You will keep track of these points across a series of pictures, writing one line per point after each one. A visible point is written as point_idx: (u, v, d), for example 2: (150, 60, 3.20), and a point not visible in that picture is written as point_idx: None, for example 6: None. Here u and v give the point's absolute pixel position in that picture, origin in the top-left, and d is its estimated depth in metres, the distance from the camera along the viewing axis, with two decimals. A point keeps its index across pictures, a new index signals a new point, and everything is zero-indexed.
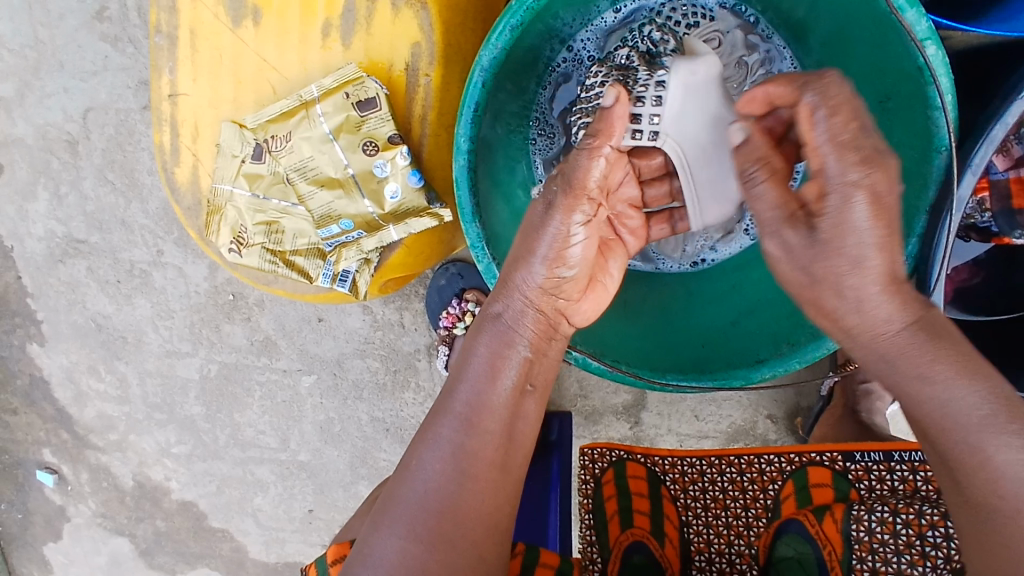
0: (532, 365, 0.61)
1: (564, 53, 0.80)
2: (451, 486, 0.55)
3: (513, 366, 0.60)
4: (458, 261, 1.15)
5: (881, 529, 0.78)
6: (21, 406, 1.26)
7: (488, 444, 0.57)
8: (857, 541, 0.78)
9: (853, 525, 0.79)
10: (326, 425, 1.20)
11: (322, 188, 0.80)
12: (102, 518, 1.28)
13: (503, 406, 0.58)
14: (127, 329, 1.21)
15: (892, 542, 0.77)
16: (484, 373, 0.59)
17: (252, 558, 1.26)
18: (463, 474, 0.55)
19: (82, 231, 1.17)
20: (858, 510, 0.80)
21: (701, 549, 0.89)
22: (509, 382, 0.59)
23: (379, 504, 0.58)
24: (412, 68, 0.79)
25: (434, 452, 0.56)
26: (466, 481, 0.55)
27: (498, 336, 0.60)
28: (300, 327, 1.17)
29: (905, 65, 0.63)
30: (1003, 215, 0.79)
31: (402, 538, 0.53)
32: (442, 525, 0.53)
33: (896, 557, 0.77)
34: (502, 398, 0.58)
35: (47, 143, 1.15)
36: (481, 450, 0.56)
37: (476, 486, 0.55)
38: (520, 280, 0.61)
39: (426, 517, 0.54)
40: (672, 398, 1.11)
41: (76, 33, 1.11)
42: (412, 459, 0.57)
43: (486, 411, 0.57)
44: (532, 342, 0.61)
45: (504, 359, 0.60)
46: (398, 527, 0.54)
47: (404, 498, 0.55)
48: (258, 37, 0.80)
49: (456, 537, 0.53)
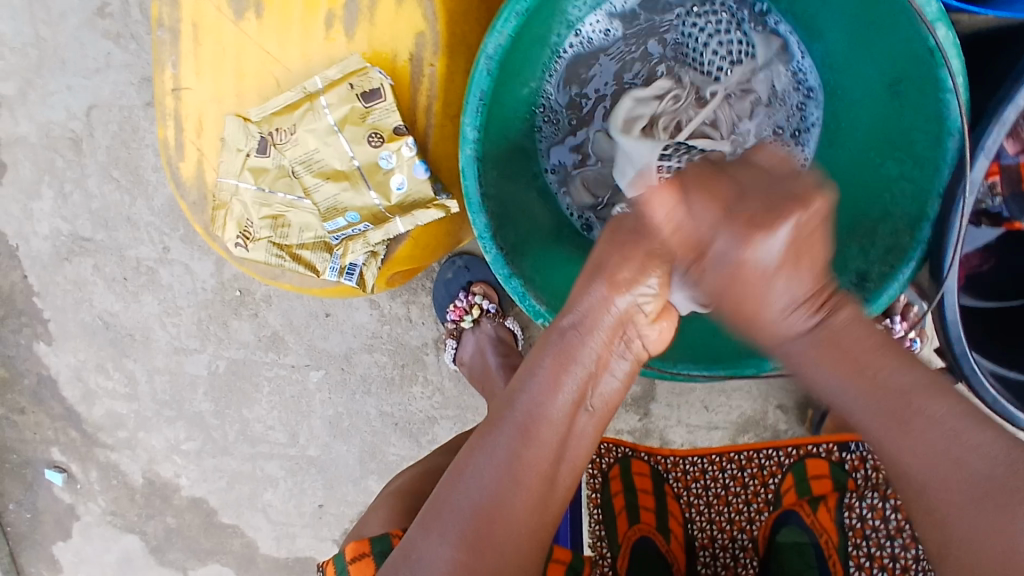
0: (593, 376, 0.60)
1: (570, 39, 0.78)
2: (503, 491, 0.55)
3: (573, 379, 0.59)
4: (465, 254, 1.15)
5: (874, 514, 0.77)
6: (28, 405, 1.26)
7: (543, 456, 0.57)
8: (851, 528, 0.78)
9: (845, 513, 0.79)
10: (335, 420, 1.20)
11: (327, 181, 0.80)
12: (112, 516, 1.28)
13: (559, 418, 0.58)
14: (135, 327, 1.21)
15: (885, 527, 0.76)
16: (546, 384, 0.58)
17: (263, 554, 1.26)
18: (516, 482, 0.55)
19: (87, 229, 1.17)
20: (851, 499, 0.81)
21: (705, 544, 0.89)
22: (569, 392, 0.59)
23: (426, 506, 0.58)
24: (417, 58, 0.78)
25: (490, 457, 0.57)
26: (517, 491, 0.55)
27: (558, 356, 0.59)
28: (308, 322, 1.17)
29: (916, 46, 0.62)
30: (1015, 200, 0.81)
31: (454, 547, 0.54)
32: (490, 531, 0.54)
33: (890, 542, 0.75)
34: (560, 410, 0.58)
35: (51, 141, 1.15)
36: (535, 458, 0.57)
37: (528, 495, 0.56)
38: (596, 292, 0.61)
39: (474, 524, 0.54)
40: (682, 388, 1.10)
41: (77, 30, 1.11)
42: (464, 464, 0.57)
43: (542, 421, 0.58)
44: (597, 354, 0.60)
45: (564, 374, 0.59)
46: (449, 535, 0.54)
47: (455, 503, 0.56)
48: (260, 30, 0.80)
49: (499, 546, 0.54)
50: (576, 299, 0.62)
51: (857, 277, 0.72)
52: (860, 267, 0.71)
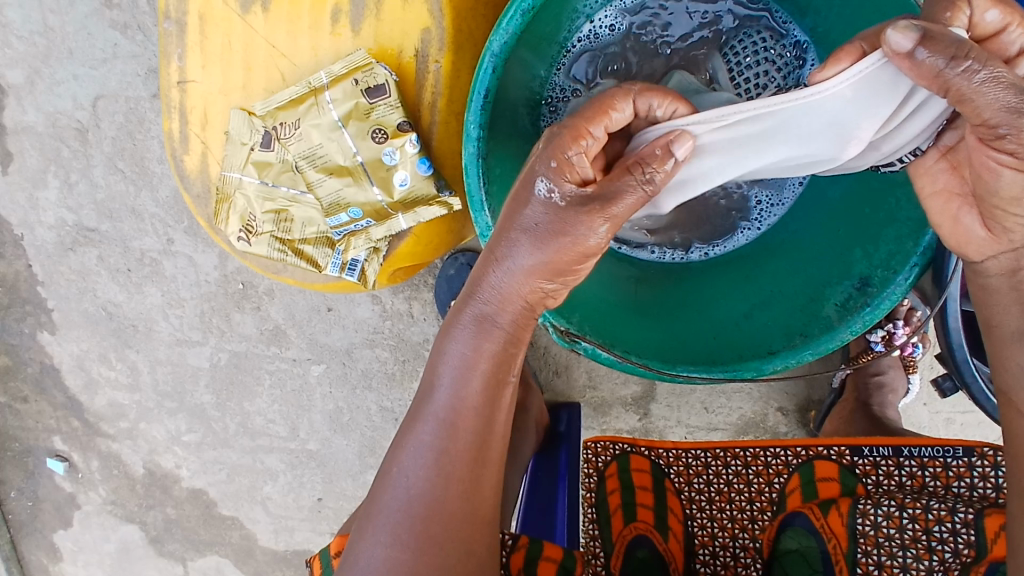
0: (513, 357, 0.59)
1: (581, 32, 0.79)
2: (434, 489, 0.55)
3: (489, 360, 0.57)
4: (468, 251, 1.14)
5: (888, 523, 0.76)
6: (30, 394, 1.27)
7: (469, 446, 0.56)
8: (863, 535, 0.76)
9: (858, 518, 0.77)
10: (336, 414, 1.20)
11: (331, 175, 0.80)
12: (112, 505, 1.29)
13: (482, 403, 0.57)
14: (137, 318, 1.21)
15: (898, 537, 0.75)
16: (458, 372, 0.57)
17: (262, 547, 1.26)
18: (445, 478, 0.56)
19: (92, 220, 1.18)
20: (865, 505, 0.78)
21: (705, 542, 0.88)
22: (489, 376, 0.57)
23: (364, 510, 0.59)
24: (423, 54, 0.78)
25: (416, 457, 0.57)
26: (447, 485, 0.56)
27: (476, 330, 0.57)
28: (310, 317, 1.17)
29: None
30: None
31: (388, 546, 0.55)
32: (428, 529, 0.55)
33: (902, 552, 0.74)
34: (481, 395, 0.57)
35: (57, 130, 1.16)
36: (462, 451, 0.56)
37: (459, 488, 0.56)
38: (502, 280, 0.56)
39: (411, 523, 0.55)
40: (682, 390, 1.10)
41: (85, 20, 1.11)
42: (393, 464, 0.58)
43: (465, 411, 0.56)
44: (512, 332, 0.58)
45: (482, 354, 0.57)
46: (382, 536, 0.55)
47: (389, 504, 0.56)
48: (267, 23, 0.80)
49: (435, 542, 0.54)
50: (478, 284, 0.57)
51: (860, 282, 0.70)
52: (864, 271, 0.70)
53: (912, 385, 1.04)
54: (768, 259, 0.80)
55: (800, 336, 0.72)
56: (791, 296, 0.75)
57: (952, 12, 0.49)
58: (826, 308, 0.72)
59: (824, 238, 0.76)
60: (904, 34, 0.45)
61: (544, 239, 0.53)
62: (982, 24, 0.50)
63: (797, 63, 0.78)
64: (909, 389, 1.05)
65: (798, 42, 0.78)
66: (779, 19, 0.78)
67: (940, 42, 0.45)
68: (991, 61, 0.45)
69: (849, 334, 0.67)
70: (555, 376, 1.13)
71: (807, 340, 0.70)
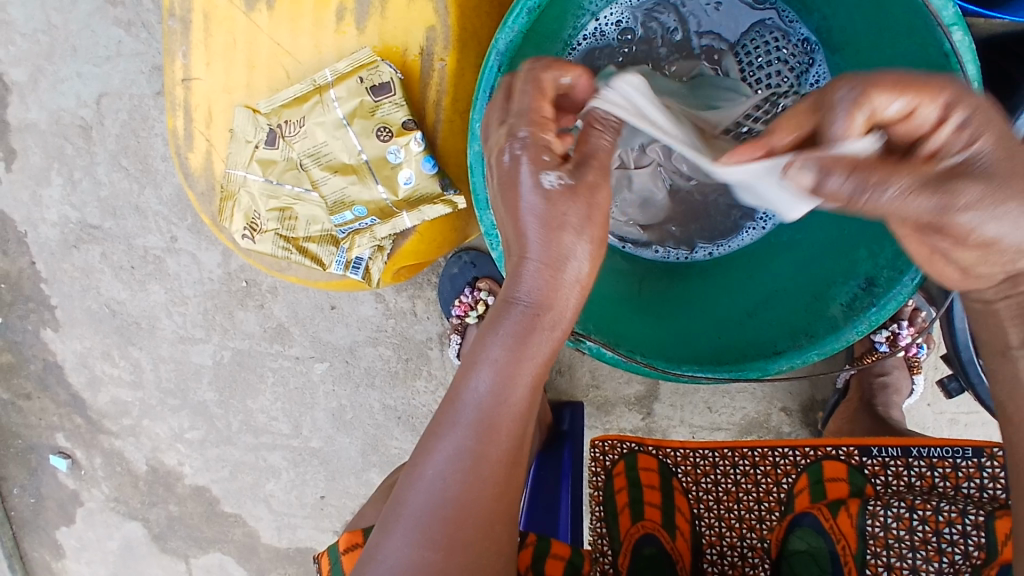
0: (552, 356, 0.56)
1: (585, 32, 0.79)
2: (467, 488, 0.53)
3: (535, 362, 0.54)
4: (471, 249, 1.13)
5: (898, 525, 0.76)
6: (34, 390, 1.27)
7: (505, 446, 0.54)
8: (873, 536, 0.77)
9: (868, 520, 0.77)
10: (339, 412, 1.20)
11: (335, 174, 0.80)
12: (115, 502, 1.29)
13: (521, 403, 0.54)
14: (141, 315, 1.21)
15: (908, 538, 0.76)
16: (503, 370, 0.53)
17: (265, 544, 1.27)
18: (479, 479, 0.53)
19: (96, 217, 1.18)
20: (874, 506, 0.79)
21: (713, 541, 0.88)
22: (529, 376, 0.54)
23: (386, 507, 0.56)
24: (427, 52, 0.78)
25: (449, 454, 0.54)
26: (481, 487, 0.53)
27: (524, 329, 0.53)
28: (313, 315, 1.17)
29: (932, 50, 0.62)
30: None
31: (415, 546, 0.53)
32: (457, 530, 0.53)
33: (911, 553, 0.75)
34: (522, 395, 0.54)
35: (61, 128, 1.16)
36: (498, 451, 0.54)
37: (491, 489, 0.54)
38: (537, 271, 0.53)
39: (439, 523, 0.53)
40: (685, 389, 1.10)
41: (88, 17, 1.11)
42: (423, 462, 0.55)
43: (505, 412, 0.53)
44: (557, 331, 0.55)
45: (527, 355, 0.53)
46: (411, 535, 0.53)
47: (416, 502, 0.54)
48: (271, 21, 0.80)
49: (466, 544, 0.53)
50: (517, 278, 0.53)
51: (866, 282, 0.69)
52: (869, 271, 0.70)
53: (916, 386, 1.04)
54: (772, 259, 0.80)
55: (805, 335, 0.72)
56: (796, 294, 0.76)
57: (844, 117, 0.43)
58: (831, 308, 0.72)
59: (829, 236, 0.76)
60: (800, 177, 0.42)
61: (561, 228, 0.51)
62: (889, 110, 0.42)
63: (808, 63, 0.78)
64: (913, 390, 1.04)
65: (806, 39, 0.78)
66: (787, 16, 0.78)
67: (839, 168, 0.41)
68: (897, 175, 0.40)
69: (855, 333, 0.66)
70: (558, 375, 1.13)
71: (813, 340, 0.69)
